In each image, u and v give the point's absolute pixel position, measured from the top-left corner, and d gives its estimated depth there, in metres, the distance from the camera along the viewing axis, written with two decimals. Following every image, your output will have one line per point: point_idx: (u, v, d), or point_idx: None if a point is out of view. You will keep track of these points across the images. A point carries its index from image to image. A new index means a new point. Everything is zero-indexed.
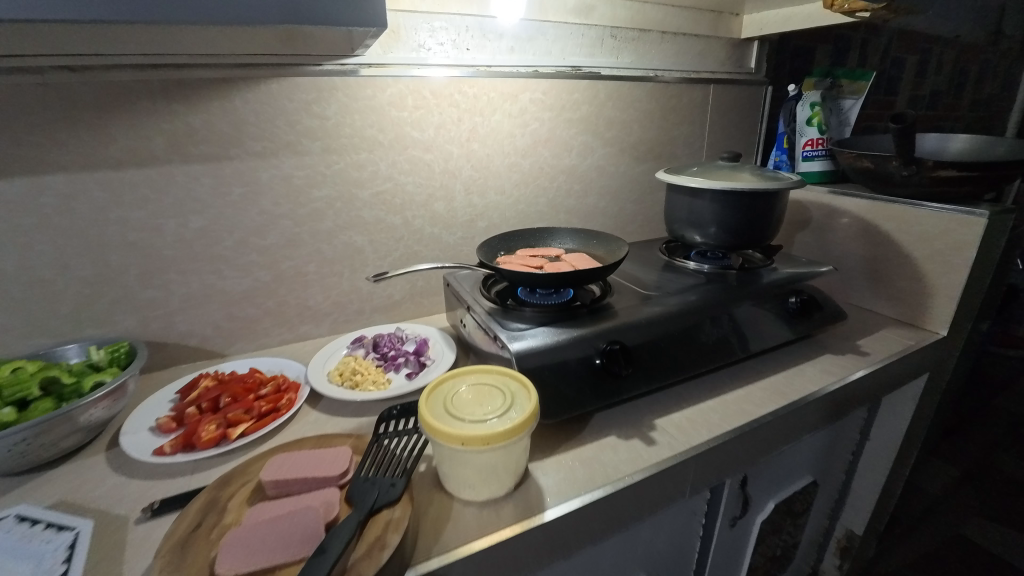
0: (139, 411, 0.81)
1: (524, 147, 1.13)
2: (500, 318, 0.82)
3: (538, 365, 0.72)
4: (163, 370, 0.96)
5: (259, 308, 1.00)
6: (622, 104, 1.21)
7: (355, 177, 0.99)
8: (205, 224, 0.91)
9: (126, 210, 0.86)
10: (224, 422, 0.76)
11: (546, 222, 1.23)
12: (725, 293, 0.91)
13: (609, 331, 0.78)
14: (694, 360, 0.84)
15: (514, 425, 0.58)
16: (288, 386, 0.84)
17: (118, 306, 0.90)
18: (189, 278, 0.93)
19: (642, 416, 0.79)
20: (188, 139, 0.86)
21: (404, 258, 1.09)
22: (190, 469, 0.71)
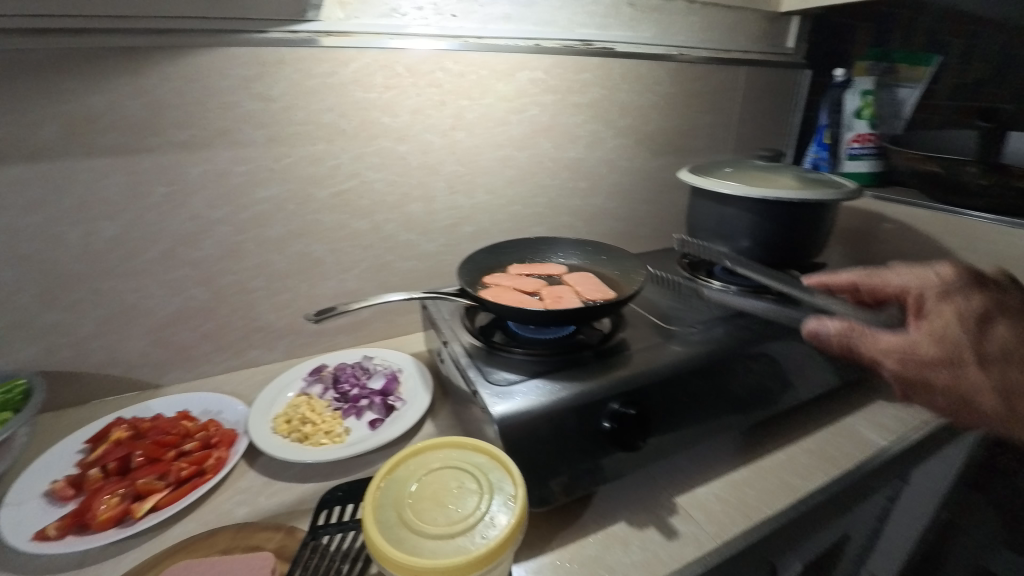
0: (32, 468, 0.65)
1: (520, 138, 0.95)
2: (483, 364, 0.66)
3: (527, 437, 0.56)
4: (80, 404, 0.80)
5: (197, 332, 0.84)
6: (638, 87, 1.02)
7: (311, 173, 0.81)
8: (120, 231, 0.74)
9: (15, 215, 0.68)
10: (130, 493, 0.60)
11: (544, 226, 1.05)
12: (760, 328, 0.74)
13: (619, 385, 0.62)
14: (722, 417, 0.68)
15: (490, 548, 0.42)
16: (220, 439, 0.68)
17: (15, 332, 0.73)
18: (106, 297, 0.76)
19: (654, 491, 0.63)
20: (92, 125, 0.67)
21: (374, 270, 0.92)
22: (78, 559, 0.55)
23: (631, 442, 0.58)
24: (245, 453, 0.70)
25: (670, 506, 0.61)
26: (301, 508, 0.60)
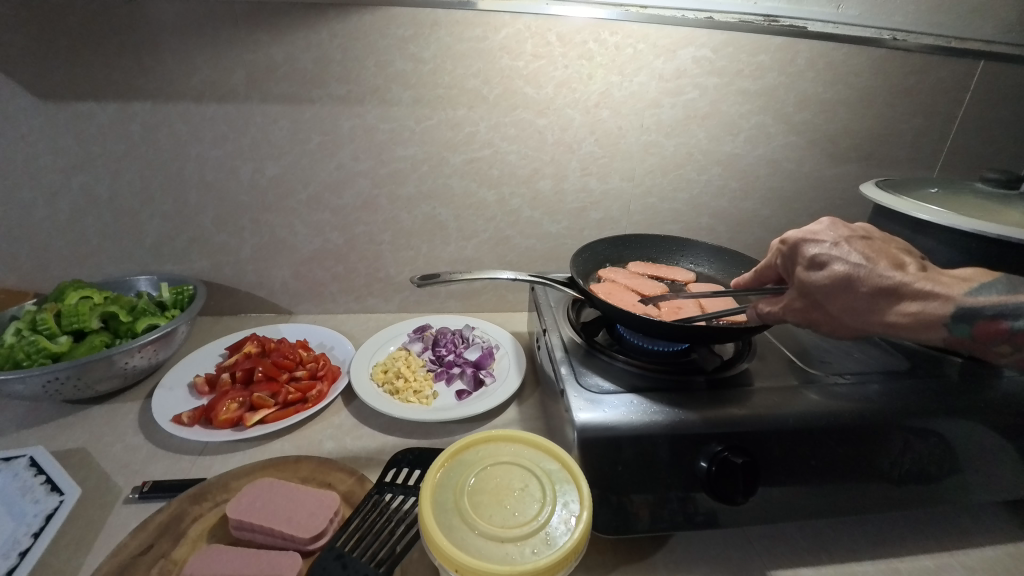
0: (187, 361, 0.78)
1: (669, 124, 0.85)
2: (578, 364, 0.61)
3: (609, 453, 0.51)
4: (234, 316, 0.94)
5: (328, 272, 0.92)
6: (829, 76, 0.85)
7: (447, 139, 0.82)
8: (280, 171, 0.82)
9: (206, 147, 0.80)
10: (246, 402, 0.68)
11: (679, 225, 0.95)
12: (934, 398, 0.59)
13: (728, 425, 0.54)
14: (851, 494, 0.55)
15: (539, 567, 0.39)
16: (325, 374, 0.74)
17: (194, 246, 0.87)
18: (262, 228, 0.87)
19: (742, 554, 0.55)
20: (270, 75, 0.75)
21: (492, 243, 0.92)
22: (200, 448, 0.65)
23: (728, 494, 0.50)
24: (345, 393, 0.76)
25: None
26: (378, 458, 0.63)
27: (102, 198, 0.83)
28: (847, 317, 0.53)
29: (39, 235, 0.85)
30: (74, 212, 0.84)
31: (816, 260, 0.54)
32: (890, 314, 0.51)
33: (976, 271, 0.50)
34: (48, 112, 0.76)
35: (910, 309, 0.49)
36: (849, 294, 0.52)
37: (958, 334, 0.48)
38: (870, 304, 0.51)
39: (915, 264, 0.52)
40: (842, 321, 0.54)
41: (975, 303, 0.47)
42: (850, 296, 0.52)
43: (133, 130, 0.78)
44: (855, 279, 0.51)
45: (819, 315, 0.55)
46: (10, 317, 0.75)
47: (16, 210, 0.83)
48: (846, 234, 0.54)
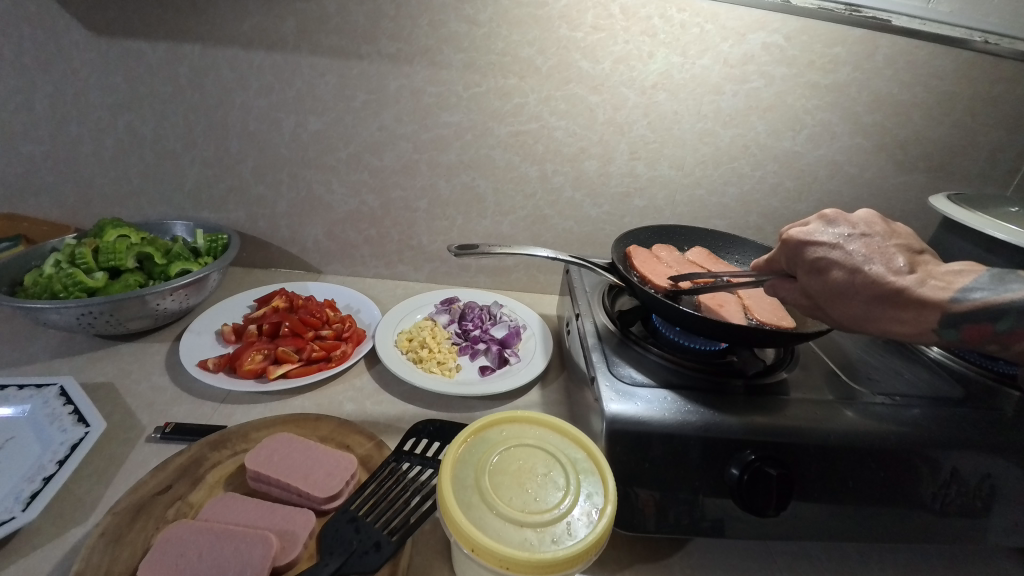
0: (216, 308, 0.78)
1: (728, 113, 0.80)
2: (611, 353, 0.59)
3: (636, 448, 0.49)
4: (264, 269, 0.94)
5: (361, 234, 0.91)
6: (908, 76, 0.78)
7: (494, 108, 0.79)
8: (322, 127, 0.81)
9: (250, 96, 0.79)
10: (271, 355, 0.68)
11: (725, 221, 0.91)
12: (985, 432, 0.55)
13: (764, 435, 0.51)
14: (885, 521, 0.52)
15: (557, 558, 0.37)
16: (350, 335, 0.74)
17: (232, 195, 0.87)
18: (299, 184, 0.86)
19: (762, 567, 0.52)
20: (320, 26, 0.73)
21: (529, 220, 0.89)
22: (223, 395, 0.65)
23: (758, 506, 0.47)
24: (368, 357, 0.75)
25: None
26: (396, 425, 0.62)
27: (146, 139, 0.83)
28: (844, 323, 0.49)
29: (84, 170, 0.86)
30: (119, 151, 0.84)
31: (816, 260, 0.50)
32: (885, 320, 0.46)
33: (968, 266, 0.45)
34: (100, 46, 0.76)
35: (905, 315, 0.45)
36: (846, 298, 0.48)
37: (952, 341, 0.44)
38: (866, 312, 0.47)
39: (910, 258, 0.47)
40: (838, 324, 0.50)
41: (964, 307, 0.42)
42: (847, 301, 0.48)
43: (180, 72, 0.77)
44: (853, 284, 0.47)
45: (819, 314, 0.51)
46: (50, 248, 0.77)
47: (63, 143, 0.83)
48: (847, 231, 0.49)
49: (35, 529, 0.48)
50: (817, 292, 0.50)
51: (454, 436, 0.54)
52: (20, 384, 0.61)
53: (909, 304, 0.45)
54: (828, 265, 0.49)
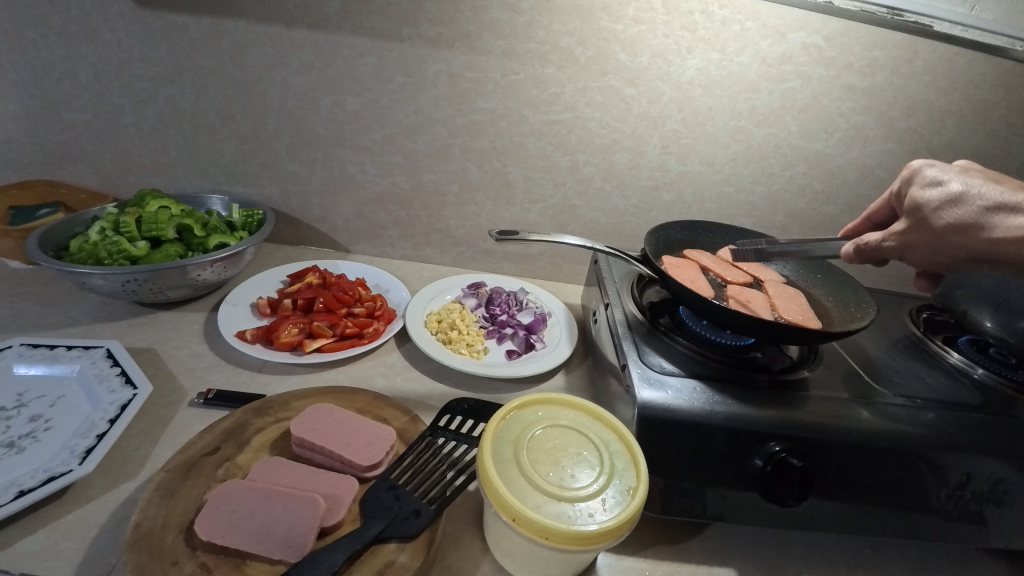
0: (250, 281, 0.80)
1: (762, 112, 0.81)
2: (641, 341, 0.61)
3: (664, 434, 0.51)
4: (294, 245, 0.96)
5: (391, 215, 0.92)
6: (946, 82, 0.78)
7: (531, 96, 0.80)
8: (359, 108, 0.82)
9: (290, 74, 0.80)
10: (306, 329, 0.70)
11: (752, 219, 0.91)
12: (1002, 438, 0.56)
13: (788, 429, 0.52)
14: (899, 518, 0.54)
15: (592, 531, 0.39)
16: (381, 314, 0.76)
17: (266, 171, 0.89)
18: (333, 163, 0.87)
19: (778, 556, 0.54)
20: (363, 7, 0.74)
21: (557, 209, 0.90)
22: (259, 365, 0.68)
23: (779, 495, 0.49)
24: (397, 335, 0.77)
25: None
26: (427, 402, 0.64)
27: (186, 112, 0.84)
28: (950, 236, 0.49)
29: (123, 141, 0.88)
30: (158, 123, 0.86)
31: (929, 190, 0.52)
32: (998, 229, 0.47)
33: None
34: (146, 18, 0.77)
35: (1022, 223, 0.46)
36: (960, 215, 0.49)
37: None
38: (980, 220, 0.48)
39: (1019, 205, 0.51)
40: (943, 240, 0.50)
41: None
42: (960, 210, 0.49)
43: (223, 47, 0.79)
44: (970, 194, 0.49)
45: (925, 240, 0.51)
46: (93, 215, 0.79)
47: (105, 113, 0.85)
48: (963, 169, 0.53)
49: (88, 481, 0.51)
50: (925, 214, 0.51)
51: (487, 415, 0.56)
52: (68, 345, 0.63)
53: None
54: (942, 190, 0.51)
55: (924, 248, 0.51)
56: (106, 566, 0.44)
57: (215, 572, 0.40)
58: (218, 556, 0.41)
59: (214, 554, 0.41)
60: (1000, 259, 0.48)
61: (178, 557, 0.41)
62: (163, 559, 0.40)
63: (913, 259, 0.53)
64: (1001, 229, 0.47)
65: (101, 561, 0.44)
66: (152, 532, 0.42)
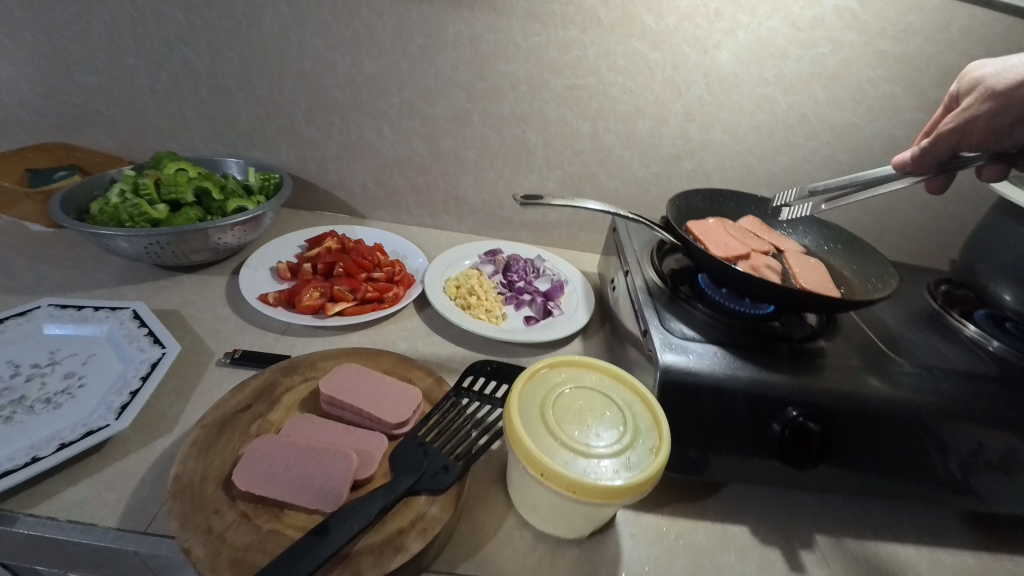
0: (270, 245, 0.81)
1: (790, 79, 0.79)
2: (662, 309, 0.61)
3: (685, 398, 0.52)
4: (311, 211, 0.96)
5: (408, 181, 0.91)
6: (982, 51, 0.76)
7: (553, 60, 0.78)
8: (377, 70, 0.81)
9: (307, 34, 0.78)
10: (328, 293, 0.71)
11: (772, 191, 0.90)
12: (1014, 409, 0.57)
13: (807, 395, 0.53)
14: (912, 484, 0.55)
15: (618, 487, 0.41)
16: (400, 279, 0.76)
17: (283, 136, 0.88)
18: (351, 127, 0.86)
19: (790, 518, 0.56)
20: None
21: (575, 177, 0.89)
22: (283, 327, 0.69)
23: (798, 459, 0.51)
24: (417, 301, 0.78)
25: (806, 541, 0.53)
26: (449, 365, 0.65)
27: (201, 74, 0.83)
28: (1010, 91, 0.55)
29: (138, 103, 0.87)
30: (174, 85, 0.84)
31: (979, 82, 0.60)
32: None
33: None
34: None
35: None
36: (1007, 77, 0.57)
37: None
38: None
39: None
40: (1002, 104, 0.56)
41: None
42: (1010, 80, 0.56)
43: (238, 6, 0.77)
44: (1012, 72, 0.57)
45: (983, 105, 0.57)
46: (110, 178, 0.78)
47: (119, 74, 0.84)
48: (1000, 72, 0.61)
49: (125, 436, 0.52)
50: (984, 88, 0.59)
51: (510, 377, 0.57)
52: (95, 306, 0.64)
53: None
54: (994, 75, 0.59)
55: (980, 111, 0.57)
56: (149, 515, 0.46)
57: (256, 520, 0.41)
58: (257, 505, 0.43)
59: (254, 503, 0.43)
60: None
61: (219, 506, 0.42)
62: (205, 508, 0.42)
63: (974, 124, 0.57)
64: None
65: (144, 509, 0.46)
66: (193, 483, 0.43)
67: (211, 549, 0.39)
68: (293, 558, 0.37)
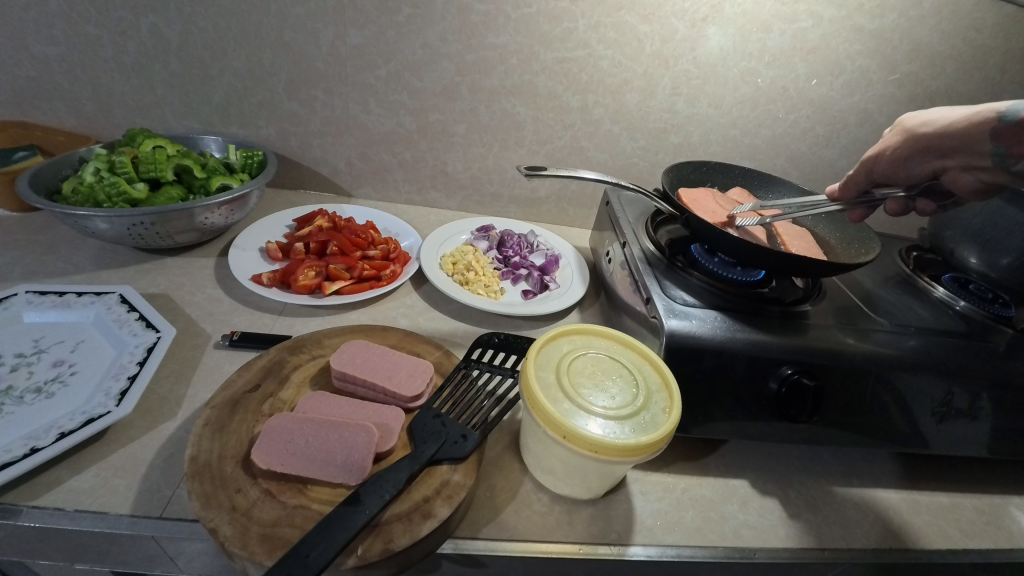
0: (257, 225, 0.78)
1: (773, 53, 0.81)
2: (662, 277, 0.63)
3: (690, 360, 0.55)
4: (294, 190, 0.93)
5: (395, 158, 0.90)
6: (950, 26, 0.80)
7: (543, 32, 0.78)
8: (362, 41, 0.78)
9: (287, 2, 0.75)
10: (323, 272, 0.70)
11: (754, 163, 0.93)
12: (982, 361, 0.61)
13: (800, 353, 0.56)
14: (891, 432, 0.60)
15: (638, 443, 0.42)
16: (396, 257, 0.76)
17: (263, 111, 0.84)
18: (335, 102, 0.84)
19: (784, 470, 0.59)
20: None
21: (565, 152, 0.90)
22: (280, 308, 0.67)
23: (794, 413, 0.54)
24: (413, 278, 0.77)
25: (799, 489, 0.57)
26: (452, 340, 0.66)
27: (172, 45, 0.78)
28: (917, 130, 0.56)
29: (103, 76, 0.81)
30: (142, 57, 0.80)
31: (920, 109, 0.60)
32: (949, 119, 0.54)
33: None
34: None
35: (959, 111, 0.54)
36: (928, 114, 0.57)
37: (1006, 123, 0.49)
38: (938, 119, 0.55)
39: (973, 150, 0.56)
40: (907, 144, 0.57)
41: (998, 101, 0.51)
42: (924, 120, 0.57)
43: None
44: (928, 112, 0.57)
45: (895, 140, 0.58)
46: (79, 156, 0.74)
47: (81, 45, 0.78)
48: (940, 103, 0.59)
49: (126, 422, 0.51)
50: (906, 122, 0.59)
51: (517, 347, 0.57)
52: (78, 292, 0.61)
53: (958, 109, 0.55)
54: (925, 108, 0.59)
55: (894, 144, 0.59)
56: (164, 498, 0.45)
57: (281, 496, 0.41)
58: (280, 482, 0.42)
59: (276, 480, 0.42)
60: (942, 138, 0.55)
61: (241, 485, 0.42)
62: (226, 487, 0.41)
63: (883, 158, 0.59)
64: (957, 115, 0.54)
65: (158, 494, 0.45)
66: (211, 463, 0.43)
67: (239, 526, 0.39)
68: (328, 529, 0.37)
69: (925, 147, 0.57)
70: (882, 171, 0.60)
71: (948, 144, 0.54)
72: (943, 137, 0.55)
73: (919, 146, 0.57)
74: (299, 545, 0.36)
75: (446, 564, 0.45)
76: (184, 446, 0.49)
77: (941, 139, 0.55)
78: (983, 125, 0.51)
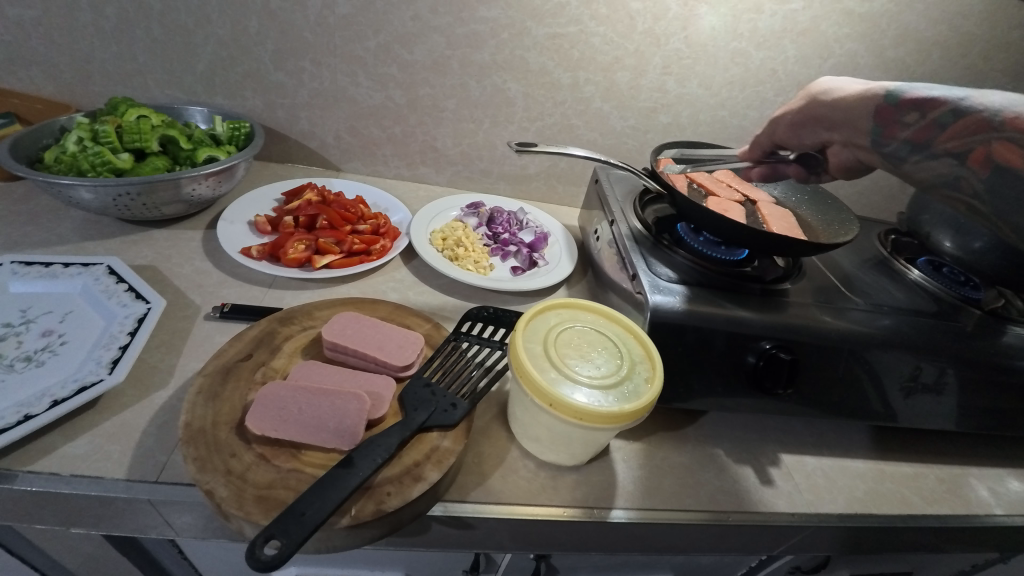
0: (245, 198, 0.78)
1: (763, 34, 0.81)
2: (648, 255, 0.65)
3: (672, 333, 0.57)
4: (281, 162, 0.92)
5: (384, 132, 0.89)
6: (937, 12, 0.81)
7: (535, 6, 0.77)
8: (351, 11, 0.77)
9: None
10: (313, 246, 0.70)
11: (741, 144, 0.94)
12: (951, 339, 0.64)
13: (778, 330, 0.58)
14: (862, 405, 0.62)
15: (623, 411, 0.44)
16: (386, 231, 0.76)
17: (249, 81, 0.83)
18: (323, 73, 0.82)
19: (761, 440, 0.62)
20: None
21: (555, 130, 0.90)
22: (269, 281, 0.67)
23: (771, 385, 0.56)
24: (403, 253, 0.78)
25: (773, 458, 0.60)
26: (442, 314, 0.67)
27: (154, 10, 0.76)
28: (830, 112, 0.57)
29: (81, 40, 0.79)
30: (122, 21, 0.77)
31: (825, 83, 0.59)
32: (855, 130, 0.53)
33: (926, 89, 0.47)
34: None
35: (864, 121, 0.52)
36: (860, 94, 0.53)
37: (888, 101, 0.49)
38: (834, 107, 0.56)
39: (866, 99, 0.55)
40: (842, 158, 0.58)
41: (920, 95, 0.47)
42: (828, 107, 0.57)
43: None
44: (849, 102, 0.54)
45: (783, 118, 0.62)
46: (60, 124, 0.72)
47: (57, 7, 0.76)
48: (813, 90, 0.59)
49: (117, 390, 0.51)
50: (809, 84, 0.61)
51: (506, 320, 0.59)
52: (64, 262, 0.61)
53: (852, 105, 0.54)
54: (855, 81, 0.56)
55: (795, 109, 0.61)
56: (159, 463, 0.46)
57: (275, 460, 0.43)
58: (274, 447, 0.44)
59: (270, 444, 0.44)
60: (832, 108, 0.56)
61: (235, 449, 0.43)
62: (221, 451, 0.42)
63: (782, 122, 0.63)
64: (852, 90, 0.55)
65: (152, 459, 0.46)
66: (205, 428, 0.44)
67: (236, 488, 0.40)
68: (322, 491, 0.38)
69: (840, 109, 0.55)
70: (781, 134, 0.63)
71: (831, 117, 0.57)
72: (846, 99, 0.55)
73: (838, 105, 0.56)
74: (295, 507, 0.37)
75: (435, 526, 0.47)
76: (177, 413, 0.50)
77: (847, 100, 0.54)
78: (869, 104, 0.51)
